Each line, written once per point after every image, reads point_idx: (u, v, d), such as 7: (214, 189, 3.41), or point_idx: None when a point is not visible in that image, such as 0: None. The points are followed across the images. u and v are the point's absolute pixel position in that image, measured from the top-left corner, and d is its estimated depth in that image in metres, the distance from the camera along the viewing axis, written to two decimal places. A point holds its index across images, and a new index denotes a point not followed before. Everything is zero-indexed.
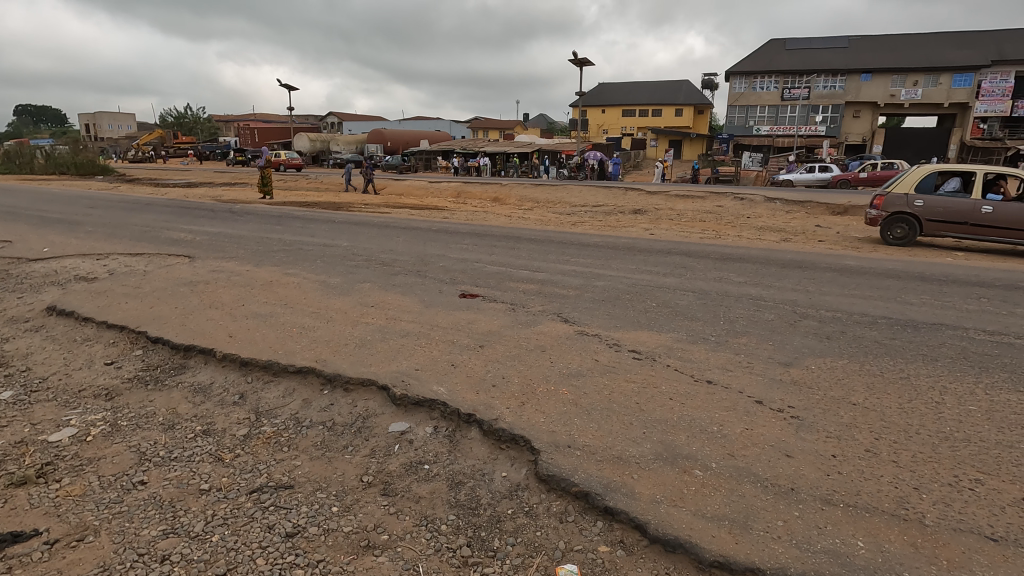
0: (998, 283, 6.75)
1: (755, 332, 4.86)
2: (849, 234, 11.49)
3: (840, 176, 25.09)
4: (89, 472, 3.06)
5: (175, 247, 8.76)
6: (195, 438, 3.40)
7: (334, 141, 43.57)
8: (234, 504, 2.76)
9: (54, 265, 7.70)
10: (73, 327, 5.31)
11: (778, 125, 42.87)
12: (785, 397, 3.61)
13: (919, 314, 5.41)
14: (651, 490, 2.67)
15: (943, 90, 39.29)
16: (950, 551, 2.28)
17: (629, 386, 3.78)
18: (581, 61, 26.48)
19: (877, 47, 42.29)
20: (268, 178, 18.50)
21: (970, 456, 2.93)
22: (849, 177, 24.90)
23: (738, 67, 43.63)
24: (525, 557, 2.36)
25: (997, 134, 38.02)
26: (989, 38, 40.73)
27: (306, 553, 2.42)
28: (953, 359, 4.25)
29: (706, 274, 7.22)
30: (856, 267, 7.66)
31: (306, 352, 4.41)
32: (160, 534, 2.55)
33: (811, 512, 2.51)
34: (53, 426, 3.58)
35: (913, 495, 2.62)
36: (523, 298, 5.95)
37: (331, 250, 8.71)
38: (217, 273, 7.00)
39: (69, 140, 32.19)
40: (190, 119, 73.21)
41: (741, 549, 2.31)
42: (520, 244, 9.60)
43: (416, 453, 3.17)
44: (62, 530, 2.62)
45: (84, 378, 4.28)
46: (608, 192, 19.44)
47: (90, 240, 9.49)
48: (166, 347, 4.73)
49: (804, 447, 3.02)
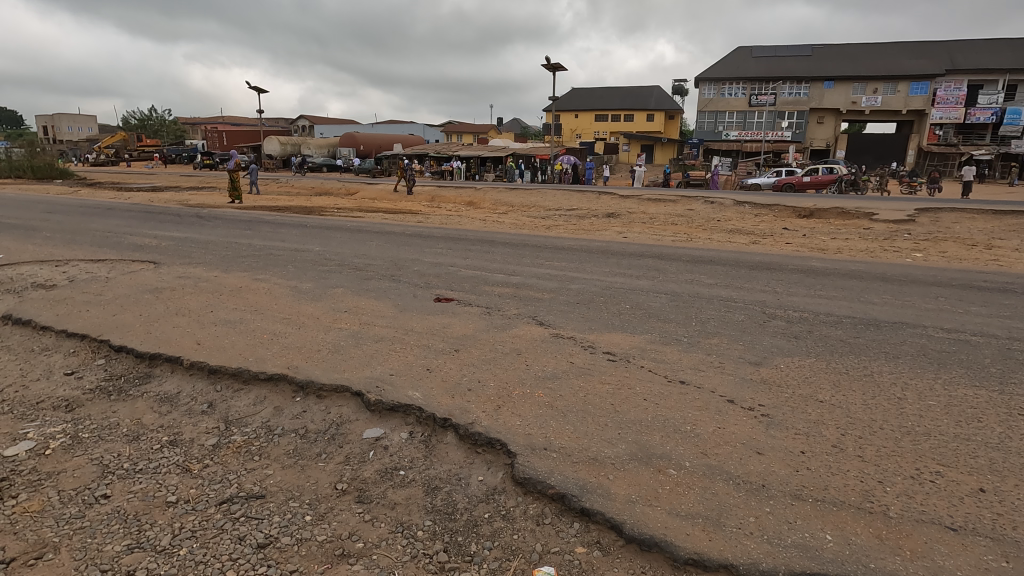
0: (954, 282, 7.03)
1: (725, 333, 4.95)
2: (815, 236, 11.83)
3: (785, 179, 26.06)
4: (48, 487, 2.94)
5: (139, 253, 8.50)
6: (161, 449, 3.30)
7: (305, 144, 42.99)
8: (203, 516, 2.69)
9: (10, 272, 7.40)
10: (30, 337, 5.10)
11: (745, 131, 43.84)
12: (755, 395, 3.68)
13: (881, 313, 5.59)
14: (627, 490, 2.70)
15: (901, 97, 40.72)
16: (913, 542, 2.35)
17: (603, 387, 3.81)
18: (553, 67, 26.78)
19: (839, 56, 43.68)
20: (237, 181, 18.19)
21: (931, 449, 3.03)
22: (796, 180, 25.76)
23: (706, 74, 44.51)
24: (503, 561, 2.36)
25: (951, 140, 39.61)
26: (942, 48, 42.45)
27: (278, 564, 2.37)
28: (913, 356, 4.39)
29: (678, 276, 7.35)
30: (821, 268, 7.90)
31: (277, 359, 4.33)
32: (124, 549, 2.47)
33: (781, 508, 2.56)
34: (8, 440, 3.43)
35: (878, 488, 2.70)
36: (497, 302, 5.95)
37: (302, 255, 8.56)
38: (184, 280, 6.82)
39: (25, 142, 31.06)
40: (155, 122, 71.46)
41: (715, 545, 2.34)
42: (495, 248, 9.61)
43: (391, 459, 3.13)
44: (20, 548, 2.51)
45: (43, 390, 4.12)
46: (581, 196, 19.64)
47: (49, 247, 9.15)
48: (129, 356, 4.59)
49: (774, 444, 3.09)
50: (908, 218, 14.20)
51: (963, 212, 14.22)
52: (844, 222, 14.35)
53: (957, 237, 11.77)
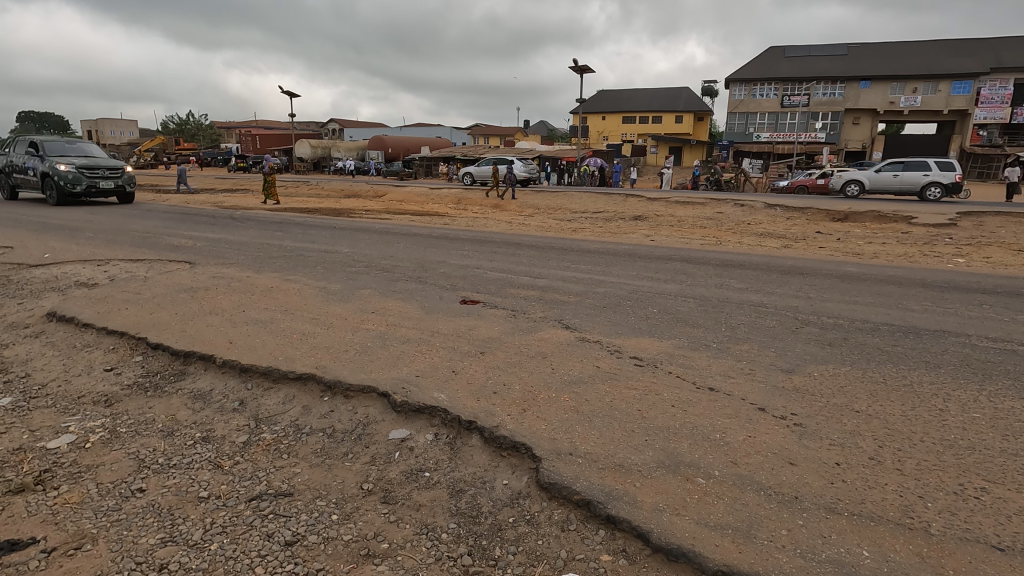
0: (1001, 290, 6.71)
1: (756, 339, 4.84)
2: (852, 241, 11.50)
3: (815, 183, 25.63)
4: (87, 480, 3.04)
5: (176, 254, 8.70)
6: (195, 445, 3.38)
7: (335, 147, 43.56)
8: (233, 512, 2.74)
9: (54, 271, 7.69)
10: (73, 334, 5.29)
11: (778, 132, 43.07)
12: (787, 404, 3.59)
13: (921, 321, 5.39)
14: (653, 498, 2.65)
15: (942, 97, 39.42)
16: (956, 561, 2.26)
17: (630, 393, 3.75)
18: (581, 68, 26.71)
19: (876, 54, 42.44)
20: (271, 182, 18.69)
21: (976, 465, 2.90)
22: (809, 184, 25.24)
23: (738, 74, 43.77)
24: (527, 566, 2.34)
25: (995, 140, 38.36)
26: (986, 45, 40.99)
27: (305, 562, 2.40)
28: (956, 366, 4.23)
29: (707, 280, 7.19)
30: (856, 274, 7.63)
31: (306, 359, 4.40)
32: (158, 543, 2.53)
33: (815, 521, 2.48)
34: (51, 432, 3.56)
35: (918, 503, 2.60)
36: (523, 305, 5.92)
37: (332, 257, 8.67)
38: (217, 280, 6.97)
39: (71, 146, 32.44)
40: (192, 126, 73.56)
41: (745, 558, 2.29)
42: (520, 250, 9.57)
43: (416, 460, 3.15)
44: (61, 538, 2.59)
45: (84, 385, 4.25)
46: (607, 200, 19.45)
47: (90, 247, 9.46)
48: (165, 353, 4.71)
49: (808, 454, 3.01)
50: (949, 222, 13.67)
51: (1010, 216, 13.64)
52: (881, 226, 13.89)
53: (1003, 243, 11.33)
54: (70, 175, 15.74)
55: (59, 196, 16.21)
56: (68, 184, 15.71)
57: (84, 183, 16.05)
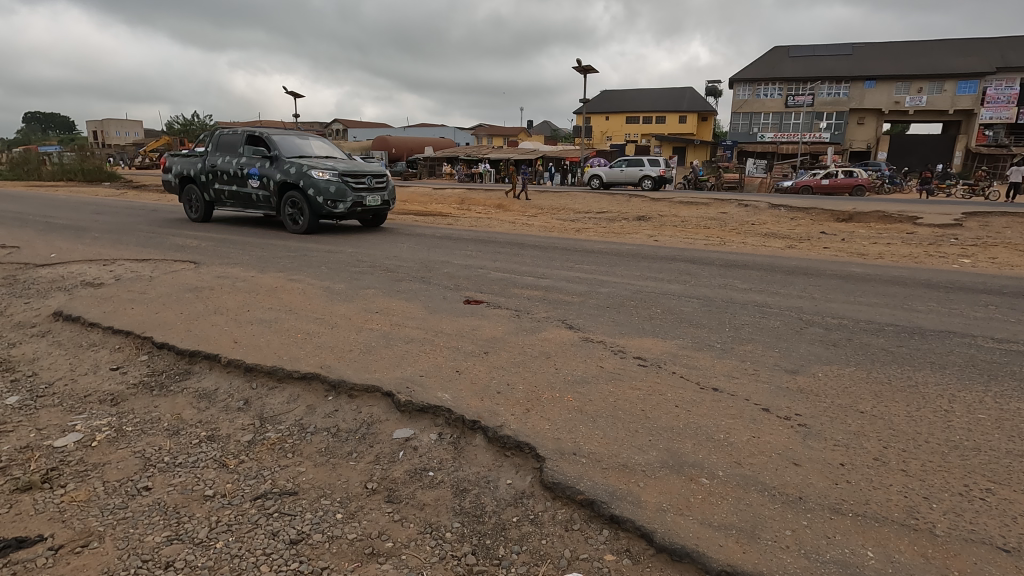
0: (1006, 291, 6.68)
1: (760, 339, 4.83)
2: (856, 241, 11.48)
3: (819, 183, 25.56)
4: (94, 478, 3.05)
5: (181, 254, 8.73)
6: (200, 444, 3.39)
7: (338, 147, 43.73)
8: (238, 511, 2.75)
9: (60, 270, 7.74)
10: (79, 333, 5.31)
11: (782, 132, 42.97)
12: (791, 405, 3.58)
13: (926, 322, 5.37)
14: (658, 498, 2.66)
15: (948, 96, 39.26)
16: (961, 562, 2.25)
17: (633, 393, 3.75)
18: (585, 68, 26.67)
19: (881, 53, 42.28)
20: None
21: (982, 466, 2.89)
22: (813, 184, 25.19)
23: (742, 74, 43.69)
24: (531, 565, 2.35)
25: (1002, 141, 37.94)
26: (992, 45, 40.80)
27: (310, 561, 2.41)
28: (961, 367, 4.22)
29: (711, 281, 7.17)
30: (861, 274, 7.62)
31: (311, 358, 4.41)
32: (163, 541, 2.55)
33: (820, 522, 2.48)
34: (58, 431, 3.58)
35: (923, 504, 2.59)
36: (527, 305, 5.92)
37: (336, 257, 8.70)
38: (222, 280, 6.99)
39: (76, 147, 32.63)
40: (197, 126, 73.85)
41: (749, 558, 2.29)
42: (524, 250, 9.58)
43: (420, 460, 3.15)
44: (67, 536, 2.61)
45: (90, 384, 4.28)
46: (611, 200, 19.46)
47: (96, 247, 9.52)
48: (170, 353, 4.72)
49: (812, 455, 3.00)
50: (954, 222, 13.59)
51: (1016, 216, 13.57)
52: (886, 227, 13.83)
53: (1009, 243, 11.27)
54: (334, 186, 10.45)
55: (307, 219, 10.89)
56: (329, 201, 10.45)
57: (348, 198, 10.63)
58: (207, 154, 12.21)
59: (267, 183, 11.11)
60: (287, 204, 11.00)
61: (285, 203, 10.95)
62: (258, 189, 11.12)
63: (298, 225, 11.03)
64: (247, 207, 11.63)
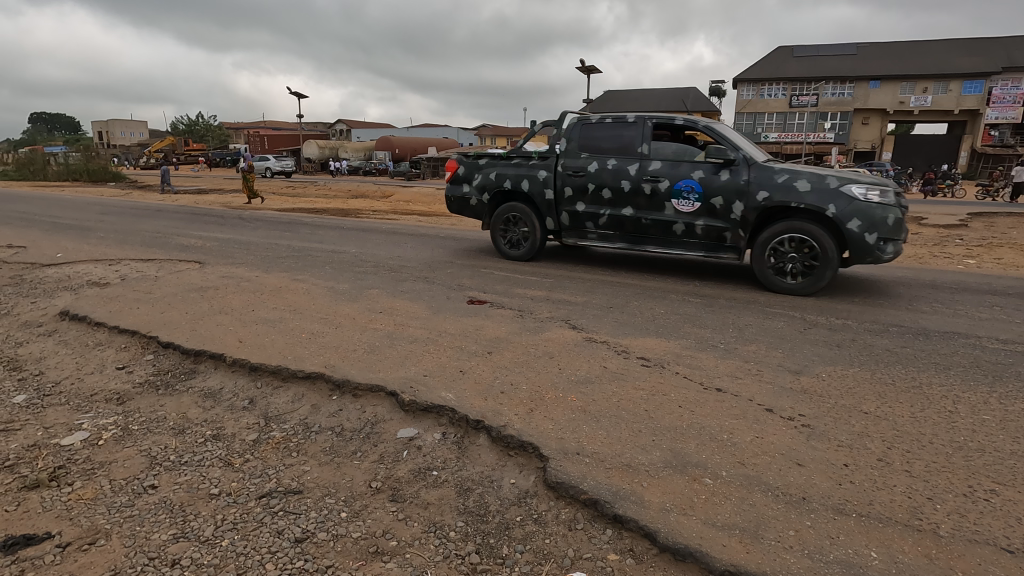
0: (1011, 291, 6.67)
1: (764, 340, 4.83)
2: None
3: None
4: (100, 476, 3.08)
5: (186, 254, 8.78)
6: (205, 443, 3.41)
7: (342, 148, 43.89)
8: (243, 509, 2.77)
9: (67, 270, 7.79)
10: (85, 333, 5.34)
11: (786, 133, 42.88)
12: (795, 405, 3.58)
13: (931, 323, 5.36)
14: (661, 497, 2.66)
15: (953, 96, 39.13)
16: (965, 563, 2.25)
17: (637, 393, 3.76)
18: (588, 68, 26.67)
19: (886, 53, 42.14)
20: (250, 184, 19.00)
21: (986, 467, 2.89)
22: None
23: (746, 74, 43.63)
24: (535, 564, 2.36)
25: (1007, 141, 38.16)
26: (997, 44, 40.63)
27: (315, 559, 2.42)
28: (966, 367, 4.21)
29: (715, 281, 7.16)
30: (865, 275, 7.61)
31: (315, 358, 4.42)
32: (170, 539, 2.56)
33: (823, 522, 2.48)
34: (66, 429, 3.61)
35: (927, 505, 2.59)
36: (531, 305, 5.93)
37: (340, 256, 8.74)
38: (227, 280, 7.03)
39: (81, 147, 32.83)
40: (201, 126, 74.12)
41: (753, 558, 2.29)
42: (527, 250, 9.60)
43: (424, 460, 3.16)
44: (74, 533, 2.63)
45: (96, 383, 4.30)
46: None
47: (102, 246, 9.58)
48: (176, 352, 4.75)
49: (815, 455, 3.00)
50: (960, 223, 13.57)
51: (1022, 216, 13.53)
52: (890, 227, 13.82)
53: (1014, 244, 11.24)
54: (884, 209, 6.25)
55: (809, 275, 6.51)
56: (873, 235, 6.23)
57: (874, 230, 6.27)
58: (529, 166, 8.43)
59: (702, 204, 7.19)
60: (772, 240, 6.79)
61: (707, 233, 7.19)
62: (691, 213, 7.18)
63: (705, 256, 7.39)
64: (673, 248, 7.49)
